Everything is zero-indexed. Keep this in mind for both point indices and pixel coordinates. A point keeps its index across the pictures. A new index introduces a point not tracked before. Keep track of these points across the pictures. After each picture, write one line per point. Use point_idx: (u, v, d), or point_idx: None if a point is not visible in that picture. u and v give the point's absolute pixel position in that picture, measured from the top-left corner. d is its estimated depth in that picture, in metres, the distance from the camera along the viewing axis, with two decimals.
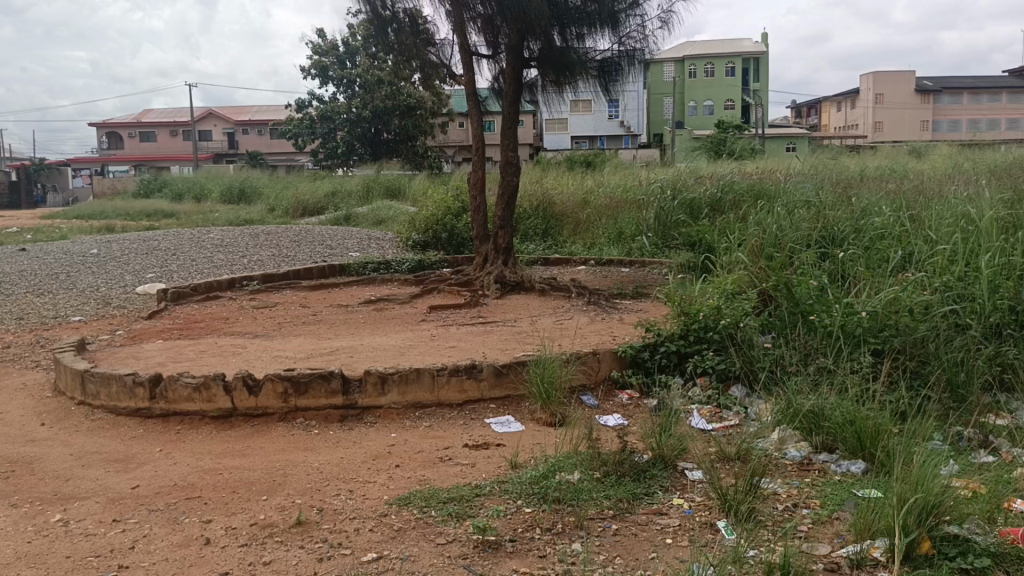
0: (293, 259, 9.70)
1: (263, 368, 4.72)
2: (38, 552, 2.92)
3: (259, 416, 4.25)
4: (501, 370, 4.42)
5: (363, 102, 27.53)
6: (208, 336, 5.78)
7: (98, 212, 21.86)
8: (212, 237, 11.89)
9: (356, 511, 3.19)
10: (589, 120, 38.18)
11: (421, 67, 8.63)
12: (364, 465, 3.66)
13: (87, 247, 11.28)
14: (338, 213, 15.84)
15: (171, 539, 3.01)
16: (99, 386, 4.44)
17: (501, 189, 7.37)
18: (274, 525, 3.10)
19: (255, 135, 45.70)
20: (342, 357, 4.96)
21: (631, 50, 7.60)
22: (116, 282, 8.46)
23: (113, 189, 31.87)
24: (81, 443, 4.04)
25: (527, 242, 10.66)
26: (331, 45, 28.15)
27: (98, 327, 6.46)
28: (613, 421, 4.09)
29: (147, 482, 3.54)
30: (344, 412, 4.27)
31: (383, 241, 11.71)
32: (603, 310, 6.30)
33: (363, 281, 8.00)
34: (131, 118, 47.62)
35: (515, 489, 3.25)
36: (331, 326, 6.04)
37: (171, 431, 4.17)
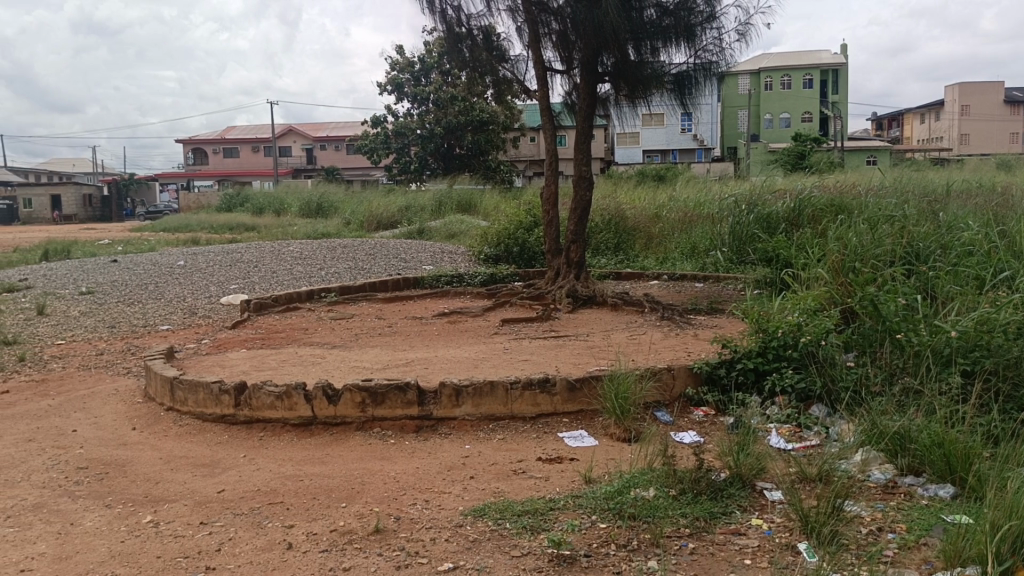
0: (368, 272, 9.90)
1: (341, 379, 4.82)
2: (131, 552, 3.04)
3: (337, 425, 4.35)
4: (574, 385, 4.42)
5: (436, 118, 28.00)
6: (288, 347, 5.94)
7: (184, 225, 22.76)
8: (292, 249, 12.22)
9: (432, 521, 3.24)
10: (661, 134, 37.93)
11: (494, 84, 8.74)
12: (440, 476, 3.71)
13: (174, 259, 11.73)
14: (412, 227, 16.11)
15: (254, 543, 3.10)
16: (187, 393, 4.62)
17: (574, 203, 7.38)
18: (354, 532, 3.17)
19: (332, 150, 46.93)
20: (417, 369, 5.04)
21: (707, 63, 7.52)
22: (201, 293, 8.78)
23: (198, 203, 33.18)
24: (169, 447, 4.20)
25: (599, 256, 10.63)
26: (406, 62, 28.74)
27: (185, 336, 6.71)
28: (689, 438, 4.05)
29: (232, 486, 3.66)
30: (419, 423, 4.33)
31: (456, 254, 11.84)
32: (677, 326, 6.25)
33: (437, 294, 8.09)
34: (215, 135, 49.41)
35: (590, 504, 3.25)
36: (406, 338, 6.14)
37: (253, 437, 4.30)
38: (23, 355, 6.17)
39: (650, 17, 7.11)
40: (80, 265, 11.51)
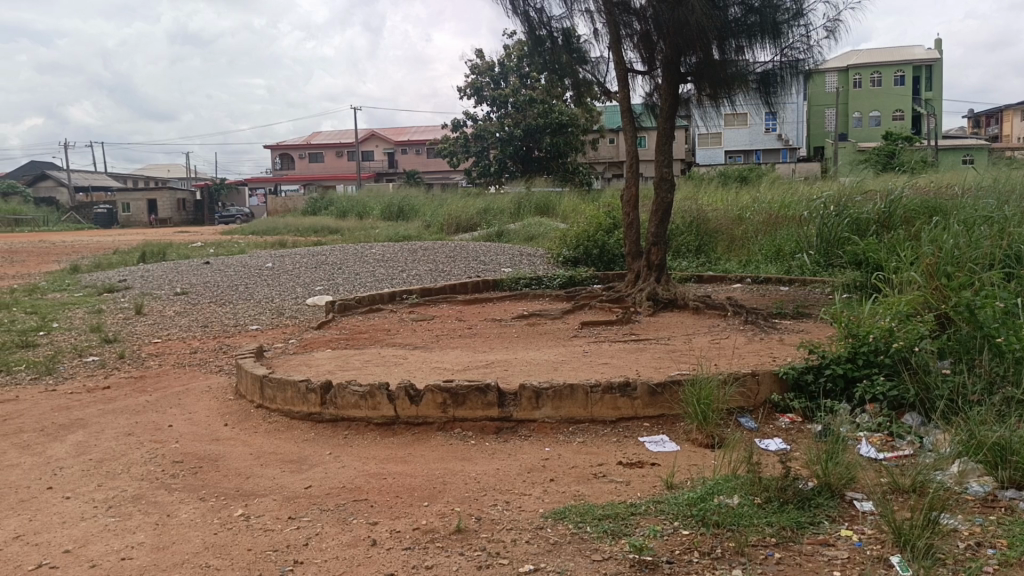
0: (448, 275, 10.02)
1: (423, 379, 4.90)
2: (223, 544, 3.15)
3: (419, 425, 4.42)
4: (655, 389, 4.37)
5: (515, 121, 28.13)
6: (372, 347, 6.07)
7: (271, 228, 23.50)
8: (374, 251, 12.50)
9: (513, 522, 3.25)
10: (744, 134, 37.18)
11: (573, 85, 8.73)
12: (520, 478, 3.73)
13: (262, 261, 12.12)
14: (491, 229, 16.22)
15: (340, 539, 3.17)
16: (276, 391, 4.77)
17: (655, 206, 7.32)
18: (436, 530, 3.21)
19: (413, 154, 47.76)
20: (497, 371, 5.08)
21: (794, 61, 7.36)
22: (288, 294, 9.05)
23: (285, 207, 34.20)
24: (259, 443, 4.34)
25: (680, 259, 10.49)
26: (486, 66, 28.97)
27: (273, 336, 6.92)
28: (775, 445, 3.95)
29: (318, 482, 3.76)
30: (499, 424, 4.36)
31: (534, 256, 11.86)
32: (761, 330, 6.11)
33: (516, 297, 8.12)
34: (301, 140, 50.82)
35: (672, 510, 3.21)
36: (485, 339, 6.19)
37: (338, 435, 4.40)
38: (123, 352, 6.47)
39: (734, 15, 6.95)
40: (176, 267, 12.03)
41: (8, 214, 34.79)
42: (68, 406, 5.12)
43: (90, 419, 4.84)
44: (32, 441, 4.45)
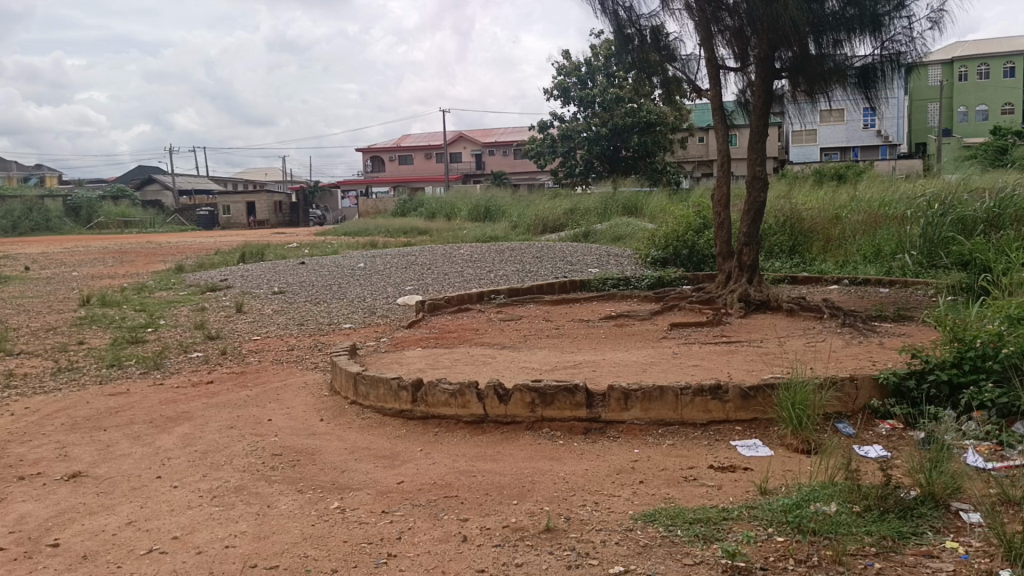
0: (535, 275, 10.05)
1: (512, 378, 4.95)
2: (320, 535, 3.25)
3: (508, 424, 4.45)
4: (747, 393, 4.28)
5: (603, 120, 28.02)
6: (461, 346, 6.14)
7: (362, 230, 24.08)
8: (463, 252, 12.66)
9: (602, 523, 3.25)
10: (840, 130, 36.00)
11: (662, 83, 8.63)
12: (609, 479, 3.71)
13: (354, 261, 12.43)
14: (578, 230, 16.19)
15: (432, 534, 3.24)
16: (369, 388, 4.89)
17: (748, 205, 7.18)
18: (526, 529, 3.23)
19: (501, 155, 48.20)
20: (585, 371, 5.07)
21: (895, 54, 7.10)
22: (380, 293, 9.26)
23: (375, 208, 35.02)
24: (354, 438, 4.46)
25: (773, 260, 10.22)
26: (573, 66, 28.93)
27: (366, 335, 7.10)
28: (875, 452, 3.82)
29: (410, 478, 3.84)
30: (588, 425, 4.35)
31: (621, 257, 11.77)
32: (859, 333, 5.90)
33: (603, 297, 8.08)
34: (390, 143, 51.85)
35: (765, 515, 3.15)
36: (573, 340, 6.18)
37: (429, 433, 4.48)
38: (225, 349, 6.74)
39: (832, 8, 6.68)
40: (273, 267, 12.46)
41: (118, 216, 36.66)
42: (175, 399, 5.37)
43: (195, 412, 5.07)
44: (143, 431, 4.70)
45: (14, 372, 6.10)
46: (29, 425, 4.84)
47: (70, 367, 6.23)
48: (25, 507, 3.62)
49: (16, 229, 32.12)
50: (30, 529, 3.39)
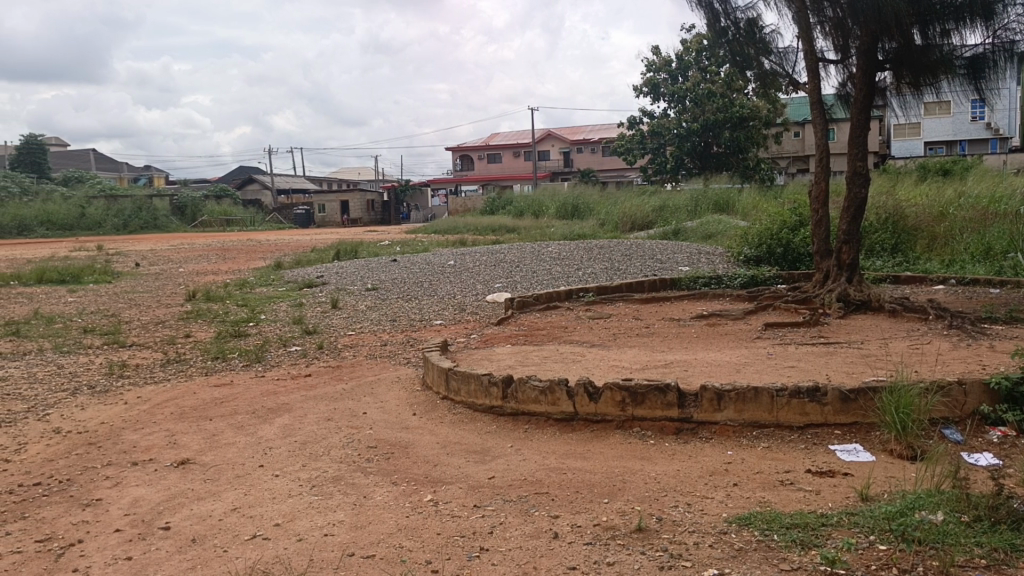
0: (624, 273, 9.97)
1: (602, 377, 4.93)
2: (414, 527, 3.32)
3: (598, 422, 4.44)
4: (847, 396, 4.14)
5: (694, 116, 27.54)
6: (550, 344, 6.15)
7: (451, 228, 24.39)
8: (551, 249, 12.69)
9: (695, 525, 3.20)
10: (945, 123, 34.43)
11: (758, 77, 8.43)
12: (701, 481, 3.66)
13: (444, 259, 12.60)
14: (668, 227, 15.98)
15: (523, 529, 3.26)
16: (460, 384, 4.96)
17: (848, 202, 6.96)
18: (617, 528, 3.22)
19: (589, 152, 48.05)
20: (676, 371, 5.01)
21: (1008, 42, 6.70)
22: (469, 290, 9.36)
23: (463, 207, 35.41)
24: (445, 433, 4.53)
25: (873, 258, 9.85)
26: (663, 62, 28.54)
27: (456, 331, 7.20)
28: (985, 460, 3.65)
29: (501, 473, 3.88)
30: (679, 425, 4.29)
31: (713, 255, 11.55)
32: (968, 336, 5.64)
33: (695, 296, 7.95)
34: (479, 142, 52.32)
35: (867, 523, 3.04)
36: (664, 339, 6.12)
37: (519, 429, 4.51)
38: (321, 344, 6.95)
39: None
40: (366, 264, 12.76)
41: (221, 216, 38.14)
42: (276, 391, 5.57)
43: (294, 404, 5.24)
44: (245, 422, 4.89)
45: (128, 363, 6.44)
46: (142, 413, 5.11)
47: (178, 359, 6.54)
48: (139, 491, 3.82)
49: (128, 227, 33.86)
50: (143, 512, 3.58)
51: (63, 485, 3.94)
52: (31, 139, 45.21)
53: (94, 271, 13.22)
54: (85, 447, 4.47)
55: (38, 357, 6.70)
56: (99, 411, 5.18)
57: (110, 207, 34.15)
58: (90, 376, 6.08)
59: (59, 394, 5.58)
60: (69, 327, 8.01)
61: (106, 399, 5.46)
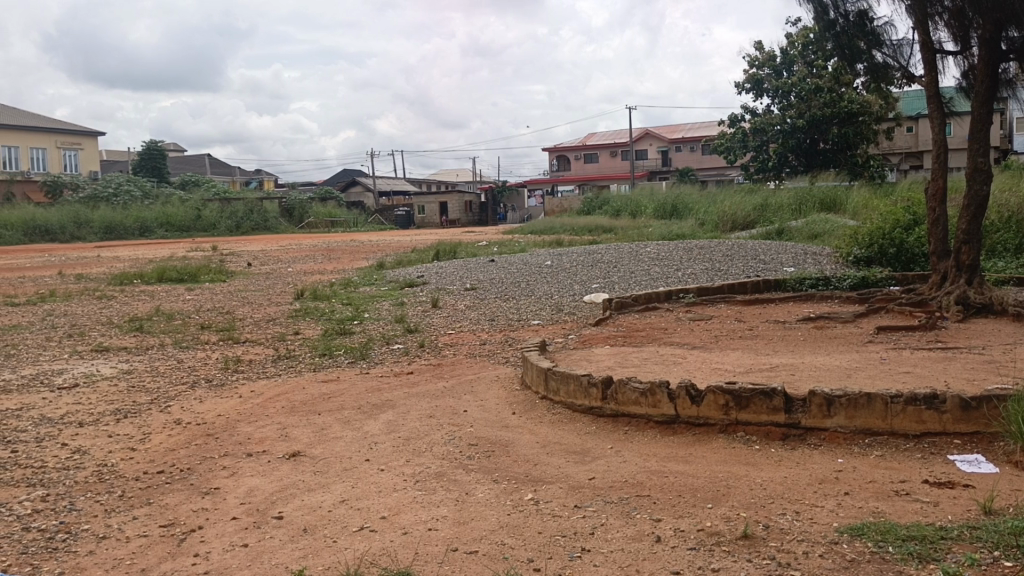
0: (725, 274, 9.77)
1: (705, 379, 4.85)
2: (516, 525, 3.35)
3: (700, 425, 4.35)
4: (968, 404, 3.94)
5: (799, 111, 26.59)
6: (649, 346, 6.08)
7: (548, 228, 24.43)
8: (649, 249, 12.56)
9: (804, 534, 3.11)
10: None
11: (868, 71, 8.11)
12: (809, 488, 3.54)
13: (542, 259, 12.64)
14: (771, 227, 15.57)
15: (625, 532, 3.24)
16: (559, 383, 4.97)
17: (968, 200, 6.63)
18: (722, 534, 3.16)
19: (688, 151, 47.32)
20: (783, 374, 4.87)
21: None
22: (567, 291, 9.37)
23: (560, 207, 35.47)
24: (544, 433, 4.55)
25: (995, 259, 9.32)
26: (767, 57, 27.76)
27: (555, 331, 7.22)
28: None
29: (601, 475, 3.86)
30: (786, 430, 4.17)
31: (819, 255, 11.17)
32: None
33: (801, 298, 7.72)
34: (576, 142, 52.28)
35: (991, 537, 2.88)
36: (769, 342, 5.96)
37: (619, 431, 4.48)
38: (423, 342, 7.09)
39: None
40: (464, 264, 12.90)
41: (326, 217, 39.37)
42: (380, 387, 5.73)
43: (397, 401, 5.36)
44: (352, 417, 5.05)
45: (242, 358, 6.73)
46: (255, 407, 5.33)
47: (288, 355, 6.79)
48: (254, 481, 3.99)
49: (239, 228, 35.39)
50: (257, 501, 3.73)
51: (184, 473, 4.15)
52: (152, 144, 47.91)
53: (210, 271, 13.86)
54: (203, 438, 4.69)
55: (160, 352, 7.08)
56: (215, 404, 5.43)
57: (224, 209, 35.77)
58: (207, 370, 6.39)
59: (180, 387, 5.89)
60: (188, 324, 8.43)
61: (222, 393, 5.72)
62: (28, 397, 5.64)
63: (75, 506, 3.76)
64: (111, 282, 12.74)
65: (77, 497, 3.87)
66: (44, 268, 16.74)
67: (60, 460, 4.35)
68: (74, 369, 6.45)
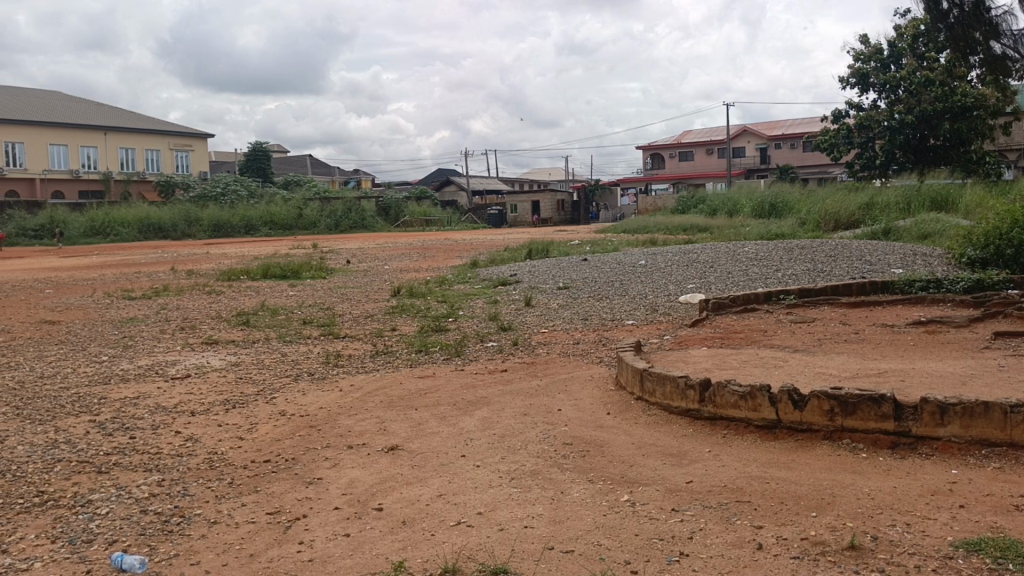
0: (828, 276, 9.44)
1: (808, 384, 4.70)
2: (612, 526, 3.32)
3: (804, 431, 4.22)
4: None
5: (908, 107, 25.55)
6: (749, 348, 5.93)
7: (641, 228, 24.18)
8: (747, 249, 12.25)
9: (916, 547, 2.98)
10: None
11: (985, 63, 7.67)
12: (920, 500, 3.39)
13: (635, 258, 12.50)
14: (876, 226, 14.96)
15: (725, 537, 3.17)
16: (655, 385, 4.91)
17: None
18: (827, 544, 3.05)
19: (788, 148, 46.05)
20: (892, 380, 4.67)
21: None
22: (661, 291, 9.24)
23: (654, 206, 35.07)
24: (640, 434, 4.50)
25: None
26: (874, 50, 26.71)
27: (649, 331, 7.14)
28: None
29: (699, 478, 3.79)
30: (895, 439, 3.99)
31: (930, 257, 10.66)
32: None
33: (910, 301, 7.39)
34: (670, 140, 51.58)
35: None
36: (875, 346, 5.73)
37: (717, 434, 4.39)
38: (517, 340, 7.12)
39: None
40: (557, 263, 12.87)
41: (421, 216, 40.05)
42: (475, 384, 5.79)
43: (492, 398, 5.40)
44: (447, 413, 5.11)
45: (342, 353, 6.92)
46: (355, 400, 5.47)
47: (386, 351, 6.94)
48: (354, 473, 4.09)
49: (338, 227, 36.41)
50: (359, 492, 3.83)
51: (289, 463, 4.29)
52: (258, 146, 49.88)
53: (312, 267, 14.30)
54: (307, 430, 4.84)
55: (265, 345, 7.35)
56: (318, 396, 5.61)
57: (324, 208, 36.87)
58: (309, 364, 6.60)
59: (284, 379, 6.11)
60: (291, 319, 8.72)
61: (323, 386, 5.89)
62: (145, 386, 5.95)
63: (188, 491, 3.94)
64: (220, 278, 13.30)
65: (190, 482, 4.06)
66: (159, 265, 17.58)
67: (174, 447, 4.57)
68: (186, 360, 6.78)
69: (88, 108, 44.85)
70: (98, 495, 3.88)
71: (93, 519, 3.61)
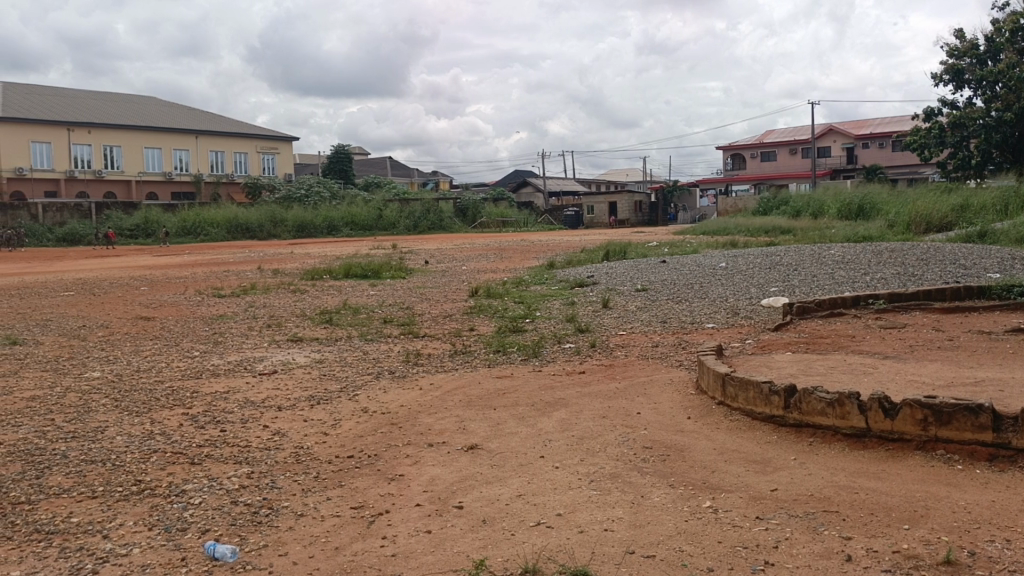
0: (920, 280, 9.11)
1: (899, 392, 4.54)
2: (694, 532, 3.27)
3: (894, 441, 4.08)
4: None
5: (1006, 103, 24.41)
6: (835, 353, 5.77)
7: (721, 228, 23.77)
8: (832, 252, 11.91)
9: (1017, 565, 2.84)
10: None
11: None
12: (1021, 515, 3.23)
13: (715, 260, 12.30)
14: (971, 229, 14.35)
15: (812, 548, 3.09)
16: (738, 390, 4.81)
17: None
18: (920, 557, 2.94)
19: (876, 148, 44.57)
20: (990, 390, 4.47)
21: None
22: (742, 294, 9.06)
23: (734, 207, 34.47)
24: (722, 439, 4.42)
25: None
26: (969, 45, 25.61)
27: (730, 335, 7.01)
28: None
29: (784, 487, 3.70)
30: (994, 451, 3.81)
31: None
32: None
33: (1009, 307, 7.05)
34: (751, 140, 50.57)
35: None
36: (971, 354, 5.49)
37: (803, 442, 4.28)
38: (594, 342, 7.09)
39: None
40: (635, 265, 12.77)
41: (498, 217, 40.30)
42: (553, 385, 5.79)
43: (570, 399, 5.39)
44: (526, 413, 5.13)
45: (422, 352, 7.02)
46: (434, 399, 5.54)
47: (464, 351, 7.01)
48: (435, 471, 4.15)
49: (417, 227, 36.95)
50: (439, 490, 3.87)
51: (371, 459, 4.38)
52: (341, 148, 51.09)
53: (392, 267, 14.55)
54: (388, 427, 4.92)
55: (348, 343, 7.52)
56: (398, 394, 5.70)
57: (403, 208, 37.48)
58: (390, 362, 6.72)
59: (366, 377, 6.23)
60: (373, 317, 8.91)
61: (404, 384, 5.99)
62: (234, 381, 6.17)
63: (276, 483, 4.06)
64: (304, 277, 13.66)
65: (278, 475, 4.18)
66: (247, 264, 18.15)
67: (262, 441, 4.72)
68: (272, 357, 6.98)
69: (180, 113, 46.67)
70: (191, 485, 4.04)
71: (187, 508, 3.76)
